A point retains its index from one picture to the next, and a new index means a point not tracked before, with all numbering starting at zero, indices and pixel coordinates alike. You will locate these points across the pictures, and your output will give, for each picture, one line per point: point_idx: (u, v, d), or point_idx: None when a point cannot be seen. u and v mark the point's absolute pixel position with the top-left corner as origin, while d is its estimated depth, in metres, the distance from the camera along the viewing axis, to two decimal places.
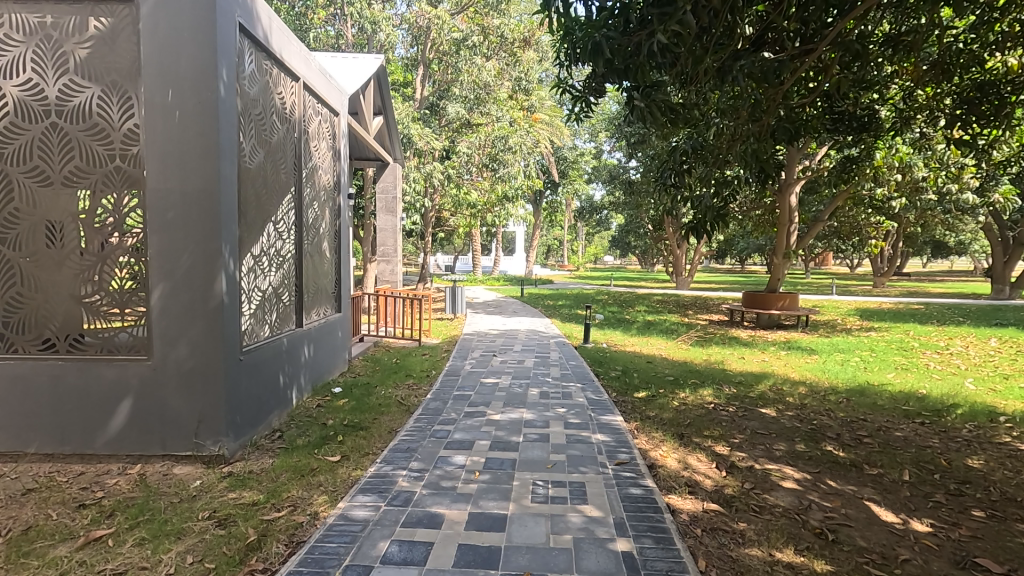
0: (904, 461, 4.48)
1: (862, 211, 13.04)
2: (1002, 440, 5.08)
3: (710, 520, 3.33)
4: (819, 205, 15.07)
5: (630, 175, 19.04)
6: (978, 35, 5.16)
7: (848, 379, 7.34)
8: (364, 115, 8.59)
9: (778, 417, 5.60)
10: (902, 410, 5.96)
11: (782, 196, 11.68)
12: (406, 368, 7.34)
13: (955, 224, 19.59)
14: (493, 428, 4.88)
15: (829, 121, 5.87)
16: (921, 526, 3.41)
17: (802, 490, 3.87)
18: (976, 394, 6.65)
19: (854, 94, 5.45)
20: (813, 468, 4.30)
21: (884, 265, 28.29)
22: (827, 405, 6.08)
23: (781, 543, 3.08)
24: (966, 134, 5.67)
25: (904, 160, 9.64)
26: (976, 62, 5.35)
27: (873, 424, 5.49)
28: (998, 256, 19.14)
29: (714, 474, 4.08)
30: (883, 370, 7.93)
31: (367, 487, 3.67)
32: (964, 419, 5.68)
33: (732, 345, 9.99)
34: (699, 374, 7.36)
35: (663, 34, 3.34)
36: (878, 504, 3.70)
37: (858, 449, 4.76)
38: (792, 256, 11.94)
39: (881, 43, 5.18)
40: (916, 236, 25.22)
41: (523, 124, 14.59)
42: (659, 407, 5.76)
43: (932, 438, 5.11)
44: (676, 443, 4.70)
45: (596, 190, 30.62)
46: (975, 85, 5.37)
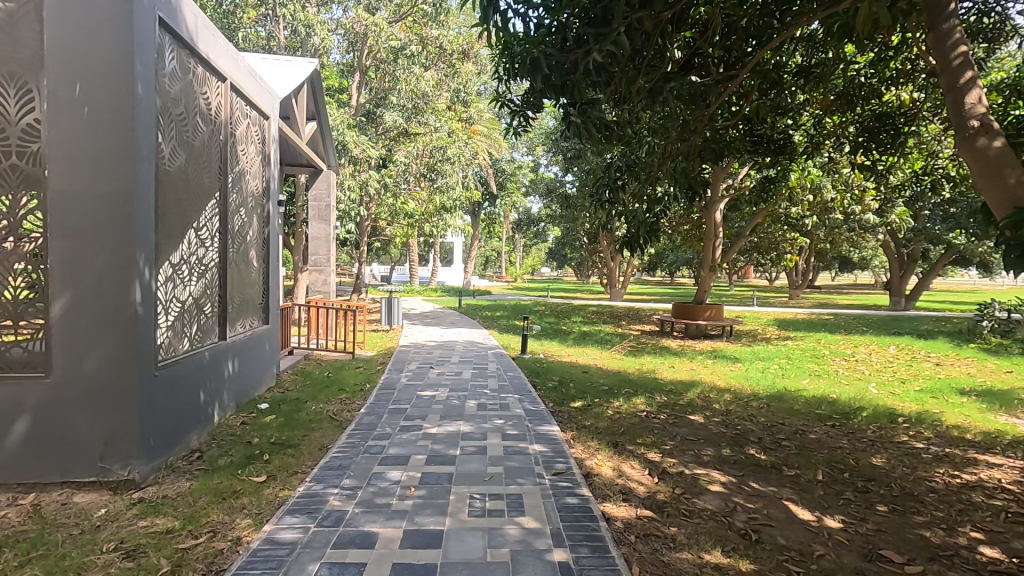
0: (818, 461, 4.81)
1: (779, 228, 14.00)
2: (901, 439, 5.56)
3: (644, 526, 3.41)
4: (741, 221, 16.07)
5: (566, 188, 19.48)
6: (877, 70, 5.78)
7: (768, 386, 7.77)
8: (296, 120, 8.30)
9: (706, 423, 5.85)
10: (816, 413, 6.40)
11: (708, 212, 12.34)
12: (339, 382, 7.08)
13: (859, 242, 21.37)
14: (430, 442, 4.79)
15: (749, 144, 6.05)
16: (834, 522, 3.67)
17: (727, 493, 4.04)
18: (878, 397, 7.26)
19: (772, 119, 5.83)
20: (737, 471, 4.51)
21: (797, 278, 30.44)
22: (750, 411, 6.44)
23: (710, 545, 3.20)
24: (867, 160, 6.26)
25: (816, 182, 10.43)
26: (875, 95, 5.93)
27: (791, 428, 5.84)
28: (895, 270, 21.12)
29: (647, 481, 4.19)
30: (799, 377, 8.47)
31: (295, 508, 3.49)
32: (869, 421, 6.16)
33: (663, 354, 10.37)
34: (632, 384, 7.56)
35: (599, 52, 3.47)
36: (796, 503, 3.94)
37: (778, 451, 5.05)
38: (717, 270, 12.59)
39: (796, 73, 5.67)
40: (824, 252, 27.49)
41: (462, 135, 14.56)
42: (595, 417, 5.84)
43: (842, 439, 5.52)
44: (611, 452, 4.79)
45: (534, 203, 31.14)
46: (874, 115, 5.97)
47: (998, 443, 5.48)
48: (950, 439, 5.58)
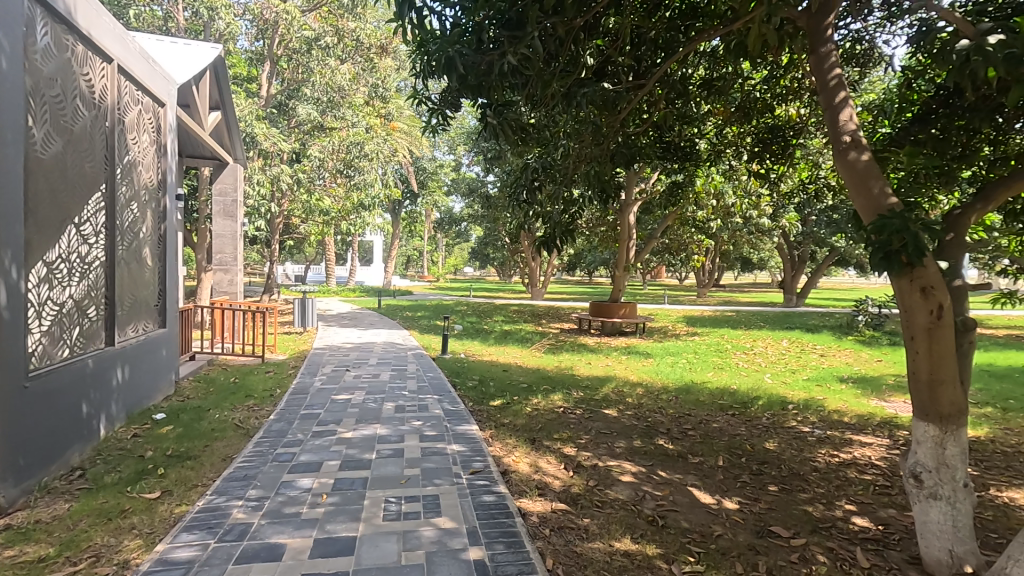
0: (719, 448, 5.17)
1: (687, 230, 14.88)
2: (791, 424, 6.10)
3: (558, 519, 3.50)
4: (653, 223, 16.92)
5: (488, 188, 19.57)
6: (770, 87, 6.30)
7: (677, 379, 8.23)
8: (197, 109, 7.75)
9: (620, 417, 6.11)
10: (718, 404, 6.87)
11: (622, 214, 12.87)
12: (246, 388, 6.68)
13: (757, 244, 23.16)
14: (345, 447, 4.64)
15: (659, 150, 6.39)
16: (731, 503, 3.96)
17: (637, 482, 4.25)
18: (772, 387, 7.91)
19: (679, 127, 6.19)
20: (647, 461, 4.75)
21: (704, 277, 32.45)
22: (660, 403, 6.80)
23: (619, 533, 3.35)
24: (761, 169, 6.80)
25: (719, 188, 11.18)
26: (768, 109, 6.46)
27: (696, 418, 6.23)
28: (787, 270, 23.08)
29: (563, 475, 4.30)
30: (704, 370, 9.05)
31: (193, 524, 3.26)
32: (764, 409, 6.70)
33: (581, 352, 10.70)
34: (551, 381, 7.75)
35: (513, 55, 3.52)
36: (699, 488, 4.21)
37: (684, 441, 5.37)
38: (631, 270, 13.17)
39: (700, 86, 6.07)
40: (728, 253, 29.53)
41: (380, 132, 14.22)
42: (513, 414, 5.92)
43: (740, 427, 5.97)
44: (528, 448, 4.88)
45: (456, 203, 31.01)
46: (768, 127, 6.48)
47: (869, 424, 6.16)
48: (831, 423, 6.19)
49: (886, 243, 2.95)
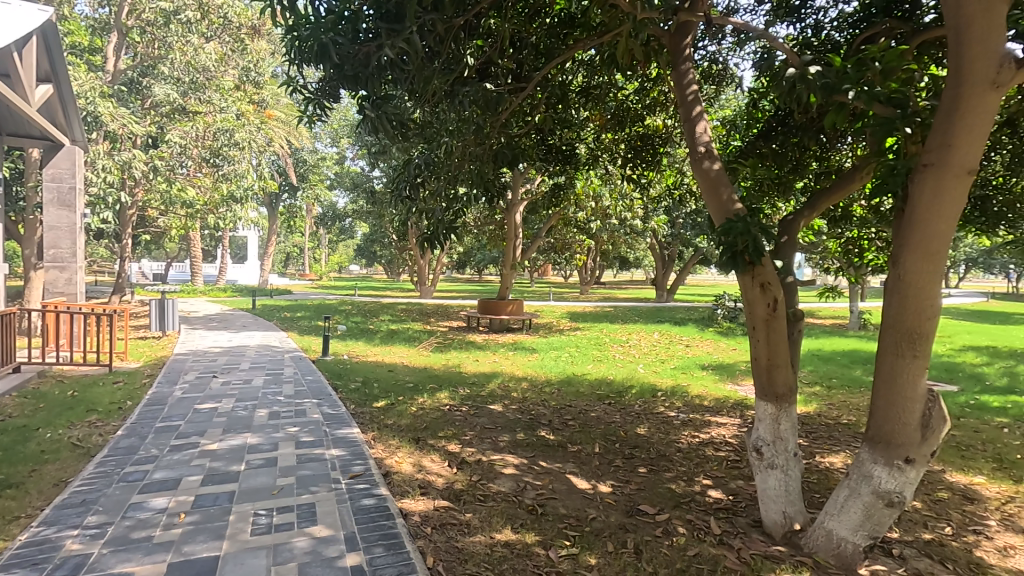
0: (595, 436, 5.48)
1: (569, 230, 15.57)
2: (659, 410, 6.64)
3: (440, 517, 3.51)
4: (538, 223, 17.47)
5: (374, 184, 18.99)
6: (640, 98, 6.77)
7: (560, 373, 8.59)
8: (21, 80, 6.65)
9: (504, 411, 6.25)
10: (596, 394, 7.29)
11: (509, 214, 13.15)
12: (88, 401, 5.87)
13: (633, 244, 24.86)
14: (208, 460, 4.26)
15: (542, 152, 6.67)
16: (605, 487, 4.22)
17: (519, 474, 4.37)
18: (644, 376, 8.54)
19: (560, 131, 6.46)
20: (529, 452, 4.91)
21: (586, 275, 34.19)
22: (543, 396, 7.05)
23: (500, 525, 3.43)
24: (634, 174, 7.32)
25: (597, 191, 11.83)
26: (639, 119, 6.93)
27: (576, 409, 6.55)
28: (659, 268, 25.06)
29: (446, 472, 4.31)
30: (585, 363, 9.55)
31: (13, 562, 2.80)
32: (637, 397, 7.22)
33: (468, 349, 10.77)
34: (437, 379, 7.72)
35: (391, 48, 3.45)
36: (577, 475, 4.44)
37: (565, 431, 5.63)
38: (518, 268, 13.50)
39: (578, 92, 6.39)
40: (607, 253, 31.36)
41: (253, 119, 13.20)
42: (398, 415, 5.82)
43: (616, 415, 6.38)
44: (412, 448, 4.83)
45: (340, 198, 29.71)
46: (639, 135, 6.98)
47: (724, 406, 6.88)
48: (693, 406, 6.84)
49: (733, 244, 3.31)
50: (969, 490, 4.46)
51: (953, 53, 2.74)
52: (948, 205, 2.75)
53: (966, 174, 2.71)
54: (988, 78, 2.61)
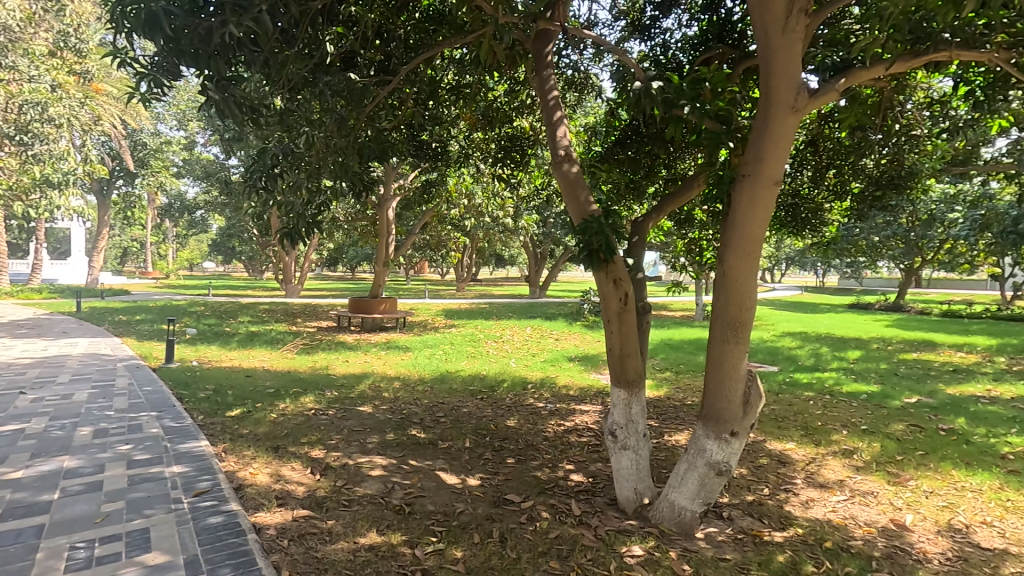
0: (466, 431, 5.55)
1: (444, 226, 15.53)
2: (529, 402, 6.89)
3: (299, 527, 3.33)
4: (412, 219, 17.21)
5: (229, 173, 17.36)
6: (509, 100, 6.91)
7: (433, 370, 8.56)
8: None
9: (374, 412, 6.08)
10: (469, 390, 7.36)
11: (381, 209, 12.77)
12: None
13: (507, 242, 25.48)
14: (9, 491, 3.60)
15: (412, 147, 6.55)
16: (473, 480, 4.29)
17: (387, 475, 4.28)
18: (516, 370, 8.81)
19: (431, 127, 6.38)
20: (398, 452, 4.83)
21: (463, 272, 34.38)
22: (415, 395, 6.97)
23: (365, 529, 3.35)
24: (504, 173, 7.47)
25: (470, 189, 11.93)
26: (508, 120, 7.07)
27: (448, 405, 6.57)
28: (532, 266, 25.99)
29: (308, 480, 4.09)
30: (458, 359, 9.60)
31: None
32: (508, 390, 7.44)
33: (338, 350, 10.30)
34: (302, 382, 7.28)
35: (236, 26, 3.16)
36: (447, 471, 4.46)
37: (436, 428, 5.62)
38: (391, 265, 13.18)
39: (449, 90, 6.38)
40: (483, 250, 31.81)
41: (74, 92, 11.38)
42: (255, 423, 5.40)
43: (487, 409, 6.50)
44: (270, 457, 4.51)
45: (190, 187, 26.75)
46: (509, 136, 7.14)
47: (588, 394, 7.34)
48: (560, 397, 7.19)
49: (589, 243, 3.53)
50: (782, 455, 5.22)
51: (762, 80, 3.18)
52: (762, 210, 3.19)
53: (774, 184, 3.16)
54: (789, 103, 3.08)
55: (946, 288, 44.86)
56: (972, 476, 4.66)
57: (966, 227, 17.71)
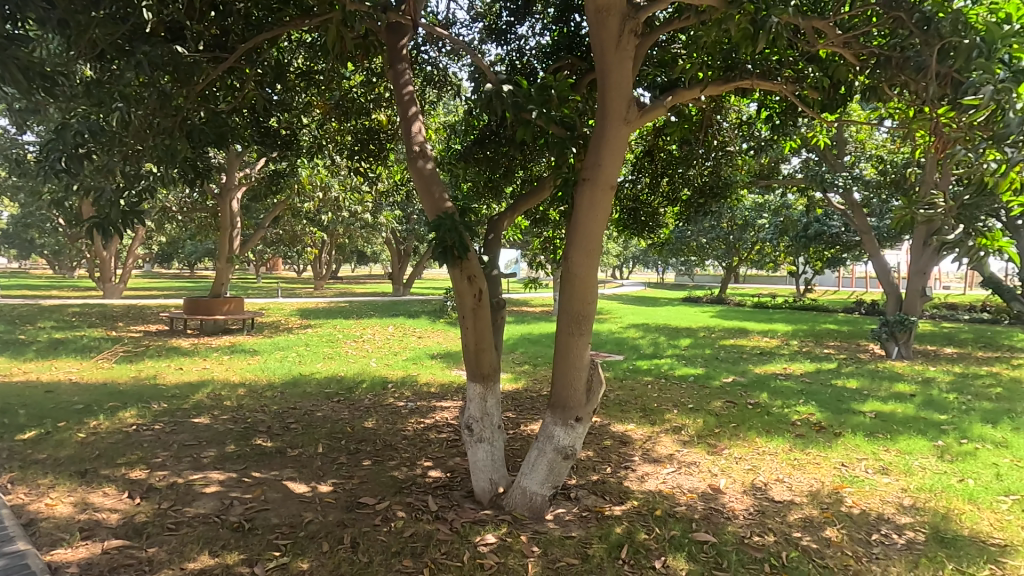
0: (319, 436, 5.27)
1: (298, 220, 14.54)
2: (388, 402, 6.74)
3: (111, 560, 2.95)
4: (261, 212, 15.87)
5: (24, 150, 14.53)
6: (365, 91, 6.63)
7: (284, 374, 7.99)
8: None
9: (212, 423, 5.52)
10: (324, 393, 7.00)
11: (222, 200, 11.57)
12: None
13: (369, 238, 24.65)
14: None
15: (256, 135, 5.90)
16: (325, 487, 4.10)
17: (225, 490, 3.92)
18: (376, 370, 8.57)
19: (277, 113, 5.86)
20: (239, 465, 4.45)
21: (320, 269, 32.52)
22: (262, 401, 6.46)
23: (195, 552, 3.06)
24: (361, 168, 7.12)
25: (325, 181, 11.30)
26: (364, 112, 6.76)
27: (300, 411, 6.18)
28: (395, 263, 25.44)
29: (125, 506, 3.60)
30: (313, 361, 9.08)
31: None
32: (366, 391, 7.20)
33: (170, 356, 9.16)
34: (121, 395, 6.36)
35: None
36: (295, 480, 4.20)
37: (285, 435, 5.26)
38: (235, 261, 12.02)
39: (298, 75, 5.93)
40: (343, 245, 30.41)
41: None
42: (55, 446, 4.60)
43: (343, 411, 6.24)
44: (75, 484, 3.88)
45: None
46: (365, 129, 6.82)
47: (449, 390, 7.38)
48: (421, 394, 7.14)
49: (443, 240, 3.53)
50: (624, 436, 5.73)
51: (599, 92, 3.45)
52: (600, 212, 3.45)
53: (610, 188, 3.44)
54: (622, 115, 3.37)
55: (758, 283, 52.48)
56: (770, 442, 5.52)
57: (770, 232, 20.88)
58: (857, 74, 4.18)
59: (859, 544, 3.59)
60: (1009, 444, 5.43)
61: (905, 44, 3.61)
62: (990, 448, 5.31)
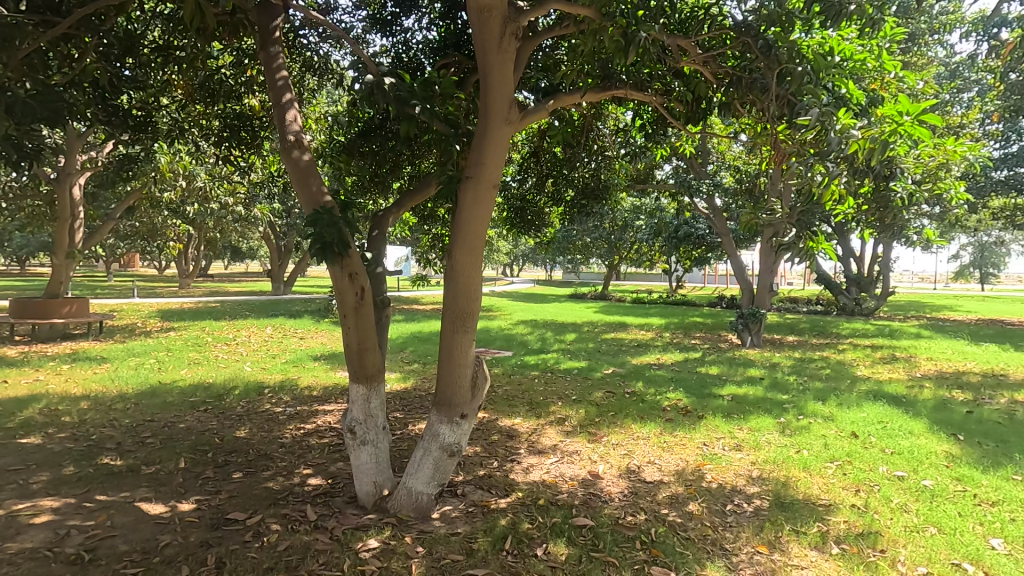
0: (182, 450, 4.80)
1: (157, 211, 13.06)
2: (264, 408, 6.30)
3: None
4: (111, 200, 14.02)
5: None
6: (235, 73, 6.08)
7: (140, 383, 7.15)
8: None
9: (46, 443, 4.79)
10: (188, 402, 6.37)
11: (60, 185, 10.05)
12: None
13: (244, 232, 22.80)
14: None
15: (100, 113, 5.13)
16: (186, 505, 3.74)
17: (60, 519, 3.44)
18: (251, 375, 7.96)
19: (127, 90, 5.17)
20: (80, 488, 3.92)
21: (186, 265, 29.51)
22: (111, 415, 5.73)
23: None
24: (231, 157, 6.51)
25: (189, 169, 10.25)
26: (234, 96, 6.19)
27: (159, 423, 5.57)
28: (274, 259, 23.80)
29: None
30: (177, 368, 8.22)
31: None
32: (239, 397, 6.67)
33: None
34: None
35: None
36: (150, 500, 3.79)
37: (139, 452, 4.72)
38: (77, 257, 10.51)
39: (153, 49, 5.28)
40: (213, 240, 27.85)
41: None
42: None
43: (211, 421, 5.72)
44: None
45: None
46: (235, 114, 6.25)
47: (332, 393, 7.05)
48: (302, 399, 6.76)
49: (321, 235, 3.35)
50: (511, 429, 5.86)
51: (482, 91, 3.48)
52: (483, 210, 3.48)
53: (493, 187, 3.49)
54: (504, 115, 3.44)
55: (637, 280, 56.21)
56: (644, 427, 5.95)
57: (647, 232, 22.44)
58: (714, 91, 4.60)
59: (715, 514, 3.99)
60: (834, 417, 6.34)
61: (751, 67, 4.03)
62: (821, 422, 6.16)
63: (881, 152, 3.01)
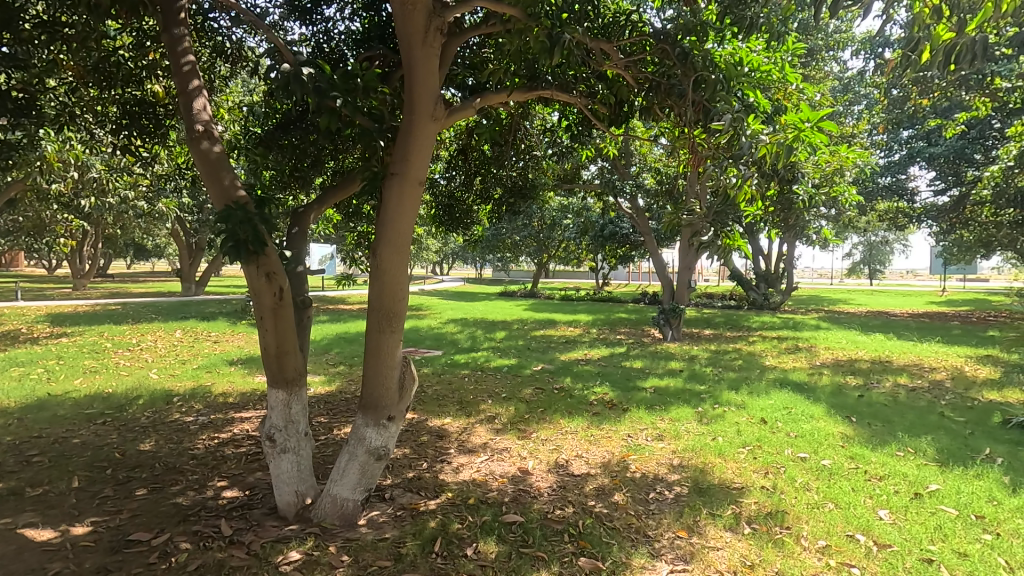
0: (75, 468, 4.36)
1: (44, 204, 11.81)
2: (173, 418, 5.85)
3: None
4: None
5: None
6: (134, 55, 5.55)
7: (25, 396, 6.43)
8: None
9: None
10: (83, 414, 5.81)
11: None
12: None
13: (148, 228, 21.16)
14: None
15: None
16: (81, 528, 3.41)
17: None
18: (157, 382, 7.37)
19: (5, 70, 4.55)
20: None
21: (81, 264, 27.04)
22: None
23: None
24: (131, 147, 5.93)
25: (82, 160, 9.34)
26: (134, 80, 5.65)
27: (48, 439, 5.03)
28: (183, 258, 22.26)
29: None
30: (70, 377, 7.47)
31: None
32: (144, 408, 6.16)
33: None
34: None
35: None
36: (36, 526, 3.42)
37: (22, 473, 4.24)
38: None
39: (35, 25, 4.68)
40: (113, 237, 25.70)
41: None
42: None
43: (110, 435, 5.24)
44: None
45: None
46: (135, 100, 5.70)
47: (250, 399, 6.67)
48: (215, 406, 6.34)
49: (234, 231, 3.13)
50: (441, 430, 5.79)
51: (407, 86, 3.40)
52: (409, 207, 3.41)
53: (419, 184, 3.42)
54: (429, 112, 3.38)
55: (564, 279, 57.53)
56: (572, 422, 6.08)
57: (574, 231, 23.00)
58: (636, 95, 4.73)
59: (639, 503, 4.15)
60: (746, 405, 6.77)
61: (669, 73, 4.19)
62: (734, 410, 6.57)
63: (785, 156, 3.22)
